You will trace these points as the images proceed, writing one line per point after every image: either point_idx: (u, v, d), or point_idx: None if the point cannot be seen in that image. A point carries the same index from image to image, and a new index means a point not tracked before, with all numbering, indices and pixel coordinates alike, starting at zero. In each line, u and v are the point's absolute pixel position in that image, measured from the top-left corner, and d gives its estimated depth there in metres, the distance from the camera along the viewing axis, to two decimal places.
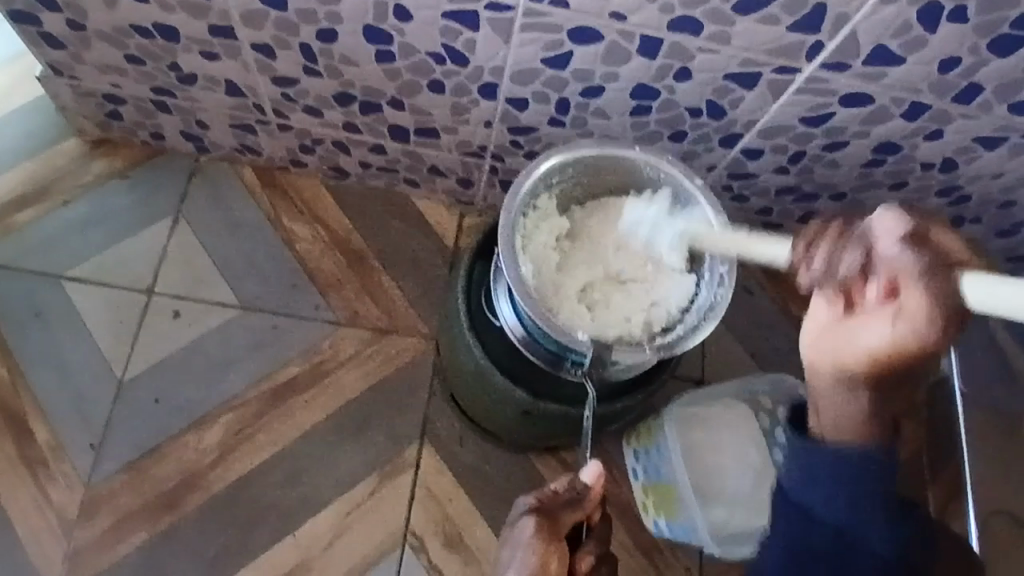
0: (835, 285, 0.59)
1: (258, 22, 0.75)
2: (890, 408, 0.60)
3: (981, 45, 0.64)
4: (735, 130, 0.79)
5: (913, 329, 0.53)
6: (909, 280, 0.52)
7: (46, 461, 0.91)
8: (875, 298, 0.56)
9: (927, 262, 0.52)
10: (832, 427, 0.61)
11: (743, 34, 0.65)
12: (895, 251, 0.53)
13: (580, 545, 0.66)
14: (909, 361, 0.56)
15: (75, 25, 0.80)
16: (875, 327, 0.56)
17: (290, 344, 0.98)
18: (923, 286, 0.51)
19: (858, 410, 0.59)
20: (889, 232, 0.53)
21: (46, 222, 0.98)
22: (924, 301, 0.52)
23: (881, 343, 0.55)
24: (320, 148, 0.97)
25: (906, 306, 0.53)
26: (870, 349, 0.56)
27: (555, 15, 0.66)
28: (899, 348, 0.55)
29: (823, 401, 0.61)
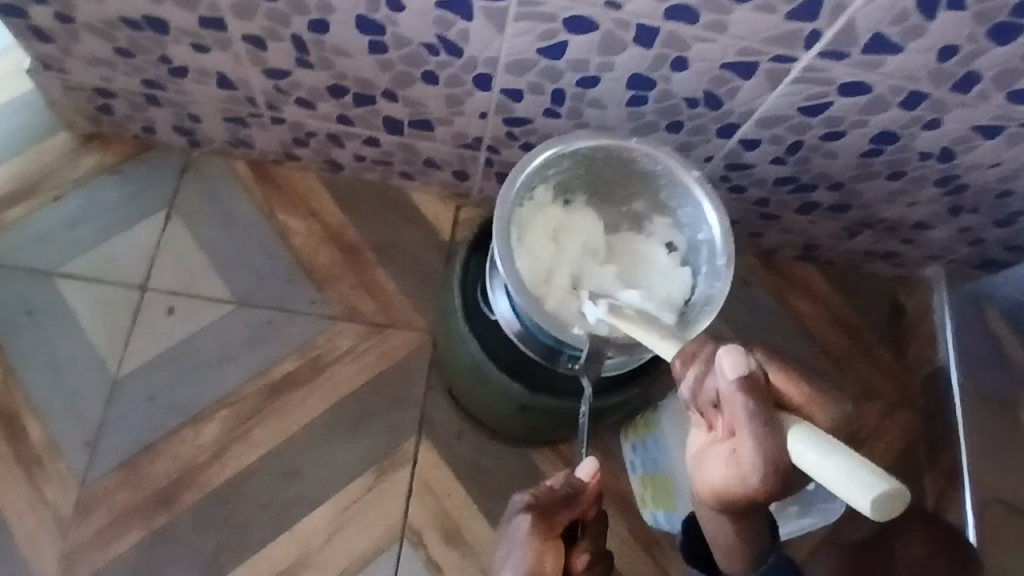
0: (698, 408, 0.55)
1: (249, 14, 0.74)
2: (754, 528, 0.59)
3: (980, 33, 0.63)
4: (732, 120, 0.79)
5: (750, 470, 0.50)
6: (741, 424, 0.50)
7: (40, 459, 0.91)
8: (717, 427, 0.54)
9: (760, 413, 0.49)
10: (723, 555, 0.61)
11: (740, 23, 0.64)
12: (731, 392, 0.51)
13: (575, 543, 0.66)
14: (740, 500, 0.54)
15: (63, 17, 0.79)
16: (708, 464, 0.54)
17: (285, 339, 0.97)
18: (757, 439, 0.49)
19: (736, 543, 0.59)
20: (731, 374, 0.51)
21: (37, 218, 0.98)
22: (752, 448, 0.49)
23: (725, 477, 0.53)
24: (313, 141, 0.96)
25: (738, 442, 0.51)
26: (715, 488, 0.55)
27: (551, 4, 0.65)
28: (731, 490, 0.53)
29: (708, 529, 0.60)
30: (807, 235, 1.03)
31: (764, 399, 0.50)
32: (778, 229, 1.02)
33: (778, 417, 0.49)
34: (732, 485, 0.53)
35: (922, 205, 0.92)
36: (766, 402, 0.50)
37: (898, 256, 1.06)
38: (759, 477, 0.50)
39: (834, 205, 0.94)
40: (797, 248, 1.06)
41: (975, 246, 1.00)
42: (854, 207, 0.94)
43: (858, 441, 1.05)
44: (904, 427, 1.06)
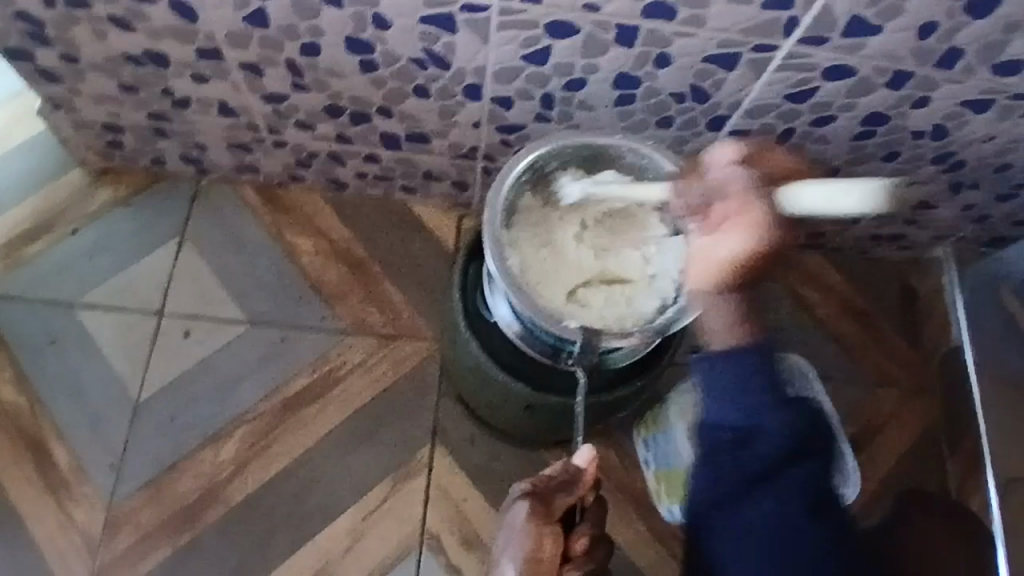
0: (700, 201, 0.66)
1: (243, 42, 0.77)
2: (753, 316, 0.66)
3: (957, 8, 0.63)
4: (721, 112, 0.80)
5: (758, 224, 0.62)
6: (745, 192, 0.63)
7: (68, 485, 0.93)
8: (716, 218, 0.64)
9: (756, 176, 0.64)
10: (723, 333, 0.66)
11: (717, 16, 0.65)
12: (731, 169, 0.65)
13: (575, 527, 0.66)
14: (757, 262, 0.63)
15: (68, 58, 0.83)
16: (717, 246, 0.64)
17: (298, 356, 0.99)
18: (759, 200, 0.62)
19: (730, 313, 0.66)
20: (724, 155, 0.65)
21: (55, 252, 1.01)
22: (755, 209, 0.62)
23: (733, 250, 0.63)
24: (316, 161, 0.98)
25: (734, 220, 0.63)
26: (723, 261, 0.65)
27: (530, 11, 0.67)
28: (751, 251, 0.62)
29: (710, 315, 0.67)
30: (809, 223, 1.03)
31: (764, 179, 0.65)
32: None
33: (776, 187, 0.63)
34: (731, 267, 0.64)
35: (922, 184, 0.92)
36: (760, 174, 0.65)
37: (904, 239, 1.05)
38: (764, 233, 0.62)
39: None
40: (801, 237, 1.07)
41: (981, 223, 1.00)
42: None
43: (876, 427, 1.05)
44: (922, 411, 1.05)
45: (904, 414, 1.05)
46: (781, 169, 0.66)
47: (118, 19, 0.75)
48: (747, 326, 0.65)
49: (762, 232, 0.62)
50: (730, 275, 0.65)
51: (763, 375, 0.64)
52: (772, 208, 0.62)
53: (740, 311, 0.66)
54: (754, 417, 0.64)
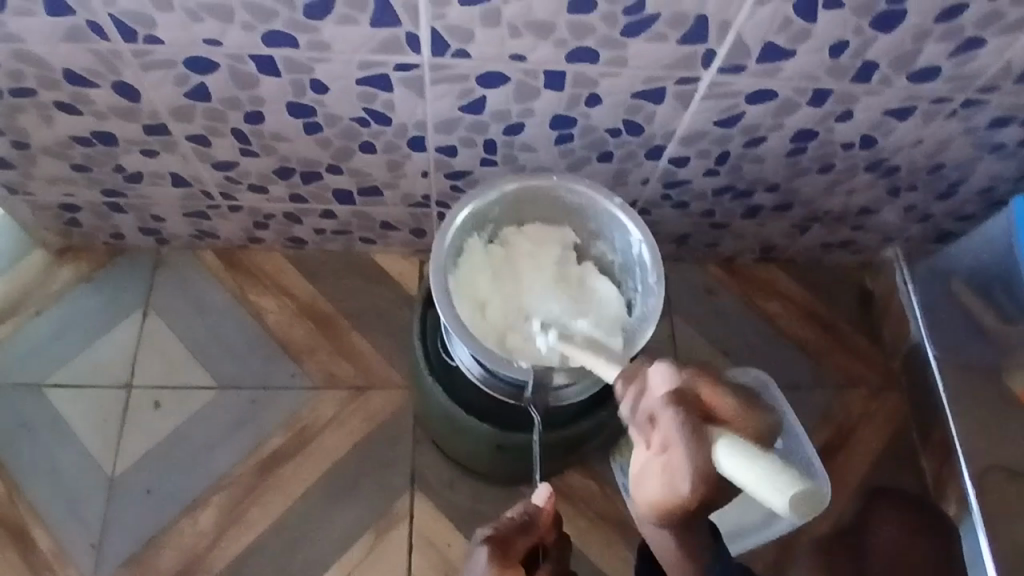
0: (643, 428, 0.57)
1: (188, 115, 0.78)
2: (693, 536, 0.61)
3: (863, 26, 0.67)
4: (658, 142, 0.82)
5: (687, 475, 0.53)
6: (673, 432, 0.54)
7: (47, 569, 0.92)
8: (653, 443, 0.56)
9: (680, 413, 0.54)
10: (672, 568, 0.65)
11: (638, 54, 0.68)
12: (659, 407, 0.55)
13: (537, 566, 0.68)
14: (686, 514, 0.56)
15: (19, 145, 0.84)
16: (646, 477, 0.56)
17: (270, 416, 1.00)
18: (684, 440, 0.53)
19: (677, 543, 0.61)
20: (656, 385, 0.57)
21: (20, 335, 1.01)
22: (686, 453, 0.53)
23: (662, 491, 0.55)
24: (273, 222, 1.00)
25: (672, 452, 0.54)
26: (647, 508, 0.58)
27: (460, 65, 0.70)
28: (667, 504, 0.56)
29: (654, 539, 0.62)
30: (761, 237, 1.06)
31: (695, 404, 0.55)
32: (731, 236, 1.05)
33: (708, 434, 0.53)
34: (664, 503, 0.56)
35: (861, 192, 0.95)
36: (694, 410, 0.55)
37: (854, 244, 1.09)
38: (696, 482, 0.53)
39: (777, 205, 0.97)
40: (755, 251, 1.09)
41: (924, 221, 1.03)
42: (796, 204, 0.97)
43: (848, 429, 1.06)
44: (891, 410, 1.08)
45: (874, 412, 1.08)
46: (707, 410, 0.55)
47: (64, 104, 0.77)
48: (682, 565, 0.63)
49: (693, 485, 0.53)
50: (664, 521, 0.58)
51: (700, 575, 0.64)
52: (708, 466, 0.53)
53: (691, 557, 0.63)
54: None
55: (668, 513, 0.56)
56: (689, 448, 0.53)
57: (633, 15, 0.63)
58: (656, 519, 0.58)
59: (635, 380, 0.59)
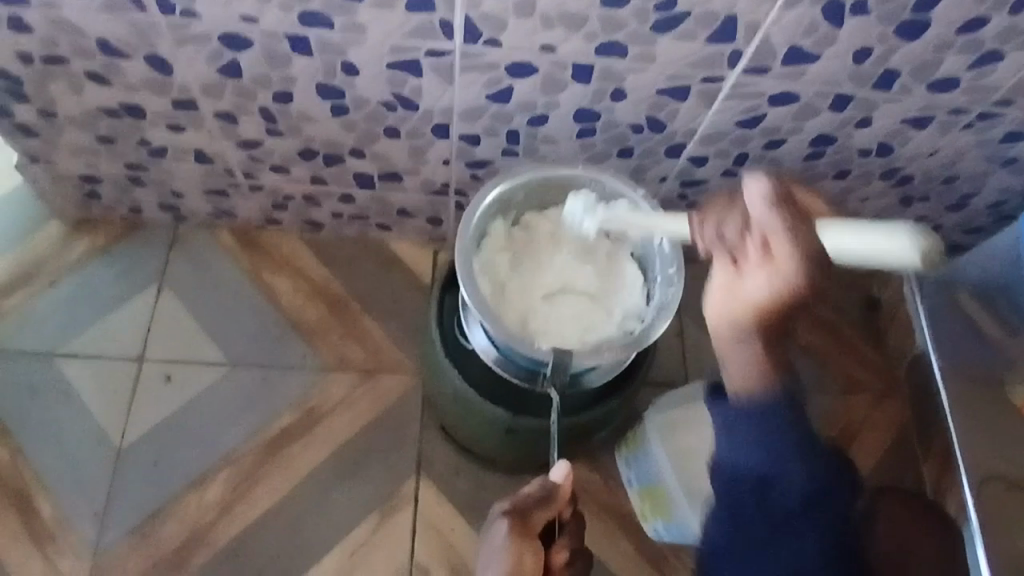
0: (727, 252, 0.56)
1: (218, 92, 0.79)
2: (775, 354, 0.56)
3: (887, 34, 0.68)
4: (679, 140, 0.84)
5: (796, 265, 0.51)
6: (777, 224, 0.52)
7: (53, 536, 0.93)
8: (750, 256, 0.54)
9: (781, 209, 0.52)
10: (748, 382, 0.56)
11: (666, 51, 0.69)
12: (760, 206, 0.53)
13: (554, 541, 0.69)
14: (793, 307, 0.53)
15: (46, 113, 0.85)
16: (750, 280, 0.53)
17: (281, 395, 1.01)
18: (790, 237, 0.51)
19: (752, 361, 0.56)
20: (756, 191, 0.53)
21: (34, 304, 1.02)
22: (791, 245, 0.51)
23: (769, 287, 0.52)
24: (291, 203, 1.01)
25: (772, 250, 0.52)
26: (742, 315, 0.54)
27: (490, 54, 0.71)
28: (782, 293, 0.52)
29: (730, 359, 0.57)
30: None
31: (793, 205, 0.53)
32: None
33: (809, 221, 0.53)
34: (771, 304, 0.53)
35: (874, 200, 0.97)
36: (790, 207, 0.53)
37: None
38: (805, 275, 0.51)
39: None
40: None
41: (934, 232, 1.04)
42: None
43: (851, 433, 1.09)
44: (893, 416, 1.10)
45: (876, 419, 1.10)
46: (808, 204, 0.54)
47: (94, 75, 0.78)
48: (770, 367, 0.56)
49: (803, 270, 0.51)
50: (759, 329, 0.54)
51: (774, 403, 0.56)
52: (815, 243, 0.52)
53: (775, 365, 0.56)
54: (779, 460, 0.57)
55: (765, 316, 0.54)
56: (795, 240, 0.51)
57: (664, 12, 0.64)
58: (746, 326, 0.55)
59: (700, 207, 0.64)
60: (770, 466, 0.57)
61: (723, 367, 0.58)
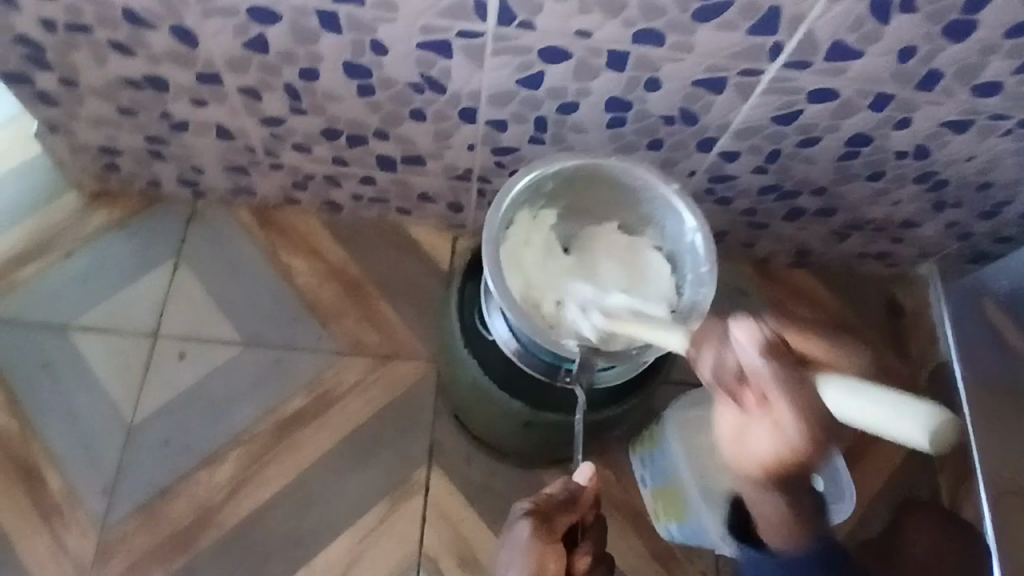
0: (723, 387, 0.50)
1: (243, 67, 0.78)
2: (801, 502, 0.55)
3: (935, 33, 0.66)
4: (711, 134, 0.82)
5: (795, 428, 0.46)
6: (768, 379, 0.47)
7: (61, 508, 0.93)
8: (750, 406, 0.49)
9: (775, 363, 0.47)
10: (774, 536, 0.59)
11: (705, 41, 0.67)
12: (753, 362, 0.48)
13: (577, 546, 0.67)
14: (798, 464, 0.49)
15: (68, 82, 0.84)
16: (754, 429, 0.49)
17: (294, 377, 1.00)
18: (783, 397, 0.46)
19: (779, 508, 0.55)
20: (746, 337, 0.48)
21: (49, 275, 1.01)
22: (790, 406, 0.46)
23: (774, 447, 0.48)
24: (312, 183, 1.00)
25: (772, 411, 0.47)
26: (754, 465, 0.51)
27: (524, 37, 0.69)
28: (785, 456, 0.48)
29: (759, 506, 0.56)
30: (798, 241, 1.05)
31: (789, 356, 0.47)
32: (768, 237, 1.04)
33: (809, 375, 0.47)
34: (771, 460, 0.50)
35: (906, 203, 0.94)
36: (784, 351, 0.47)
37: (891, 256, 1.08)
38: (806, 441, 0.46)
39: (820, 209, 0.96)
40: (790, 254, 1.09)
41: (965, 239, 1.02)
42: (839, 210, 0.96)
43: (871, 439, 1.05)
44: None
45: None
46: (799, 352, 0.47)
47: (118, 45, 0.77)
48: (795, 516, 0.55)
49: (804, 436, 0.46)
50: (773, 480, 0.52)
51: (809, 547, 0.58)
52: (812, 401, 0.46)
53: (794, 507, 0.55)
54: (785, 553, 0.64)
55: (772, 471, 0.51)
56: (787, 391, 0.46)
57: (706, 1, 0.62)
58: (760, 481, 0.53)
59: (697, 328, 0.55)
60: (779, 561, 0.65)
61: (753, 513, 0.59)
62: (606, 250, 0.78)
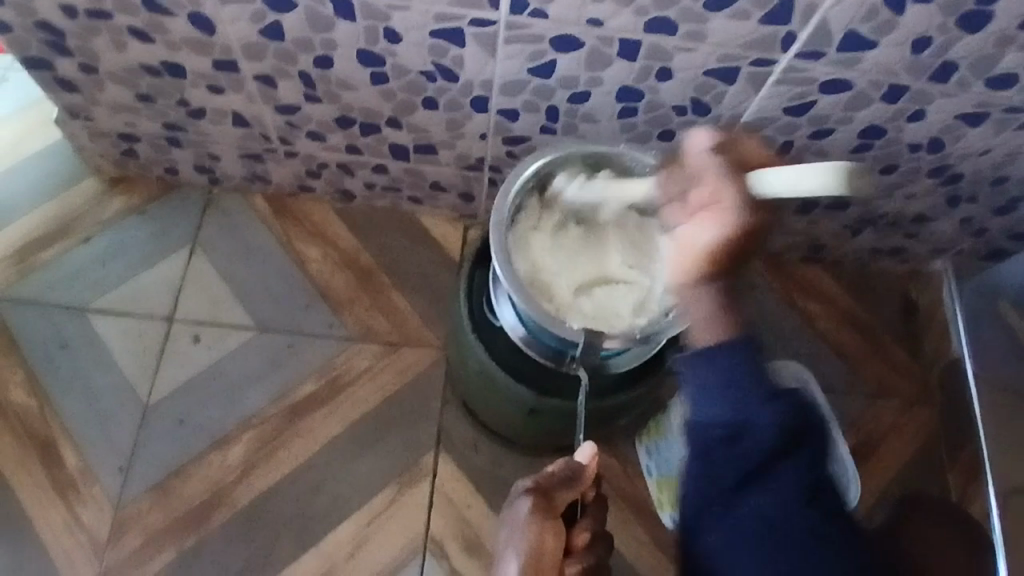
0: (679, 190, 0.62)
1: (259, 54, 0.79)
2: (738, 307, 0.59)
3: (949, 24, 0.65)
4: (723, 125, 0.82)
5: (735, 202, 0.57)
6: (722, 181, 0.59)
7: (76, 486, 0.95)
8: (693, 198, 0.60)
9: (725, 162, 0.60)
10: (706, 332, 0.58)
11: (717, 30, 0.67)
12: (705, 155, 0.61)
13: (576, 522, 0.68)
14: (735, 248, 0.57)
15: (89, 68, 0.85)
16: (689, 228, 0.59)
17: (305, 362, 1.01)
18: (730, 181, 0.58)
19: (717, 308, 0.59)
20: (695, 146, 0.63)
21: (68, 258, 1.03)
22: (733, 190, 0.57)
23: (716, 229, 0.57)
24: (325, 171, 1.00)
25: (712, 194, 0.58)
26: (686, 255, 0.58)
27: (537, 26, 0.69)
28: (715, 233, 0.57)
29: (691, 305, 0.60)
30: (810, 235, 1.05)
31: (738, 155, 0.61)
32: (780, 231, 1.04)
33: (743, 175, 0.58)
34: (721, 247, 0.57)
35: (919, 198, 0.94)
36: (733, 158, 0.61)
37: (904, 252, 1.07)
38: (741, 211, 0.56)
39: (832, 203, 0.96)
40: (802, 249, 1.08)
41: (979, 236, 1.01)
42: (852, 204, 0.96)
43: (878, 437, 1.05)
44: (924, 421, 1.06)
45: (906, 424, 1.06)
46: (751, 159, 0.62)
47: (137, 31, 0.78)
48: (728, 313, 0.58)
49: (738, 209, 0.56)
50: (710, 268, 0.58)
51: (736, 340, 0.57)
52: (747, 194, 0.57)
53: (721, 301, 0.59)
54: (736, 401, 0.56)
55: (718, 259, 0.57)
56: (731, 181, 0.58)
57: None
58: (702, 272, 0.59)
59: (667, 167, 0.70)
60: (730, 412, 0.57)
61: (690, 321, 0.60)
62: (616, 232, 0.77)
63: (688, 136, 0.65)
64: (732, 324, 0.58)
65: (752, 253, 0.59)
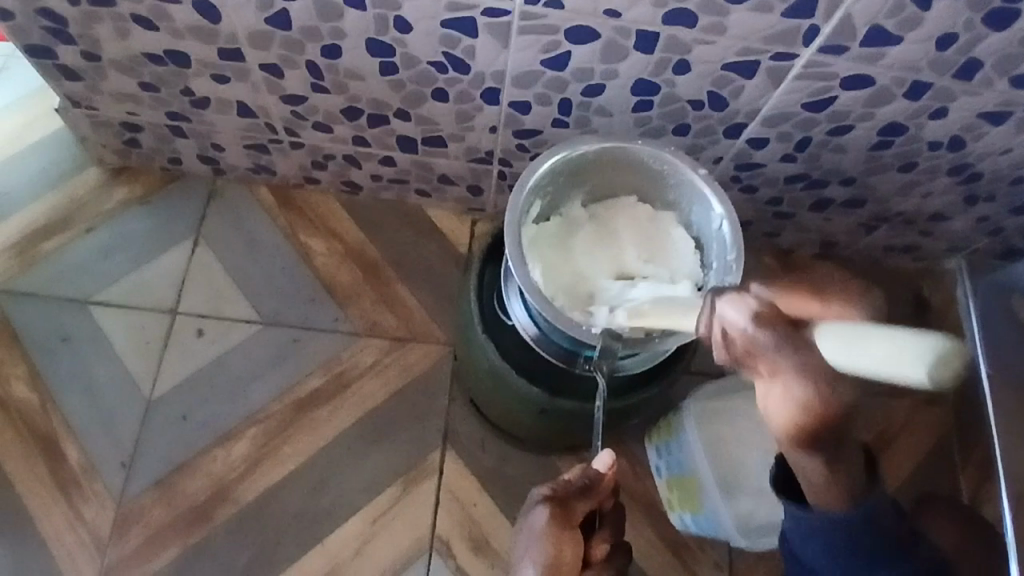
0: (731, 352, 0.48)
1: (265, 43, 0.77)
2: (845, 455, 0.53)
3: (977, 20, 0.63)
4: (739, 120, 0.80)
5: (802, 380, 0.45)
6: (761, 338, 0.45)
7: (78, 481, 0.93)
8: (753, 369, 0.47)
9: (776, 334, 0.45)
10: (827, 500, 0.57)
11: (738, 23, 0.65)
12: (746, 334, 0.46)
13: (594, 532, 0.67)
14: (824, 420, 0.47)
15: (91, 56, 0.83)
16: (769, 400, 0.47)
17: (311, 357, 0.99)
18: (794, 365, 0.44)
19: (822, 480, 0.55)
20: (731, 310, 0.48)
21: (70, 249, 1.01)
22: (795, 368, 0.44)
23: (795, 407, 0.46)
24: (331, 163, 0.99)
25: (776, 372, 0.45)
26: (775, 424, 0.49)
27: (552, 16, 0.67)
28: (796, 414, 0.46)
29: (801, 471, 0.54)
30: (824, 232, 1.03)
31: (781, 315, 0.46)
32: (793, 228, 1.02)
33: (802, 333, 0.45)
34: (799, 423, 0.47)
35: (937, 196, 0.92)
36: (781, 316, 0.46)
37: (918, 250, 1.05)
38: (815, 393, 0.45)
39: (847, 201, 0.94)
40: (815, 246, 1.07)
41: (996, 235, 0.99)
42: (868, 201, 0.94)
43: (889, 437, 1.04)
44: (935, 421, 1.04)
45: (917, 424, 1.04)
46: (799, 309, 0.46)
47: (141, 19, 0.76)
48: (836, 488, 0.56)
49: (819, 398, 0.45)
50: (800, 438, 0.49)
51: (856, 509, 0.57)
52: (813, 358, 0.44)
53: (827, 465, 0.52)
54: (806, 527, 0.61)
55: (818, 420, 0.47)
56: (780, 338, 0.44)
57: None
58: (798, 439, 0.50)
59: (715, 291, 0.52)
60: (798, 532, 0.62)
61: (804, 484, 0.57)
62: (628, 223, 0.77)
63: (711, 299, 0.50)
64: (847, 492, 0.56)
65: (845, 421, 0.48)
